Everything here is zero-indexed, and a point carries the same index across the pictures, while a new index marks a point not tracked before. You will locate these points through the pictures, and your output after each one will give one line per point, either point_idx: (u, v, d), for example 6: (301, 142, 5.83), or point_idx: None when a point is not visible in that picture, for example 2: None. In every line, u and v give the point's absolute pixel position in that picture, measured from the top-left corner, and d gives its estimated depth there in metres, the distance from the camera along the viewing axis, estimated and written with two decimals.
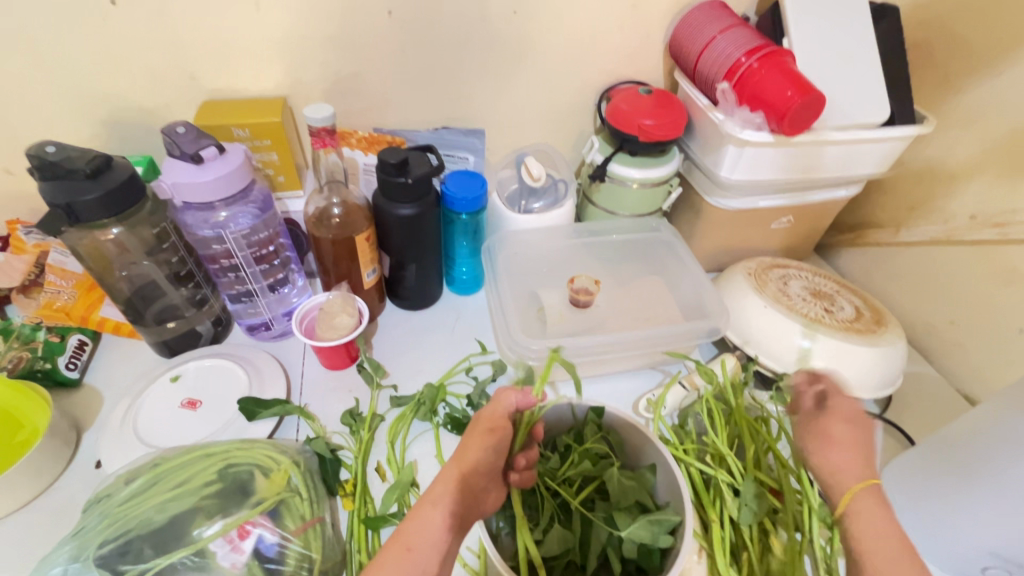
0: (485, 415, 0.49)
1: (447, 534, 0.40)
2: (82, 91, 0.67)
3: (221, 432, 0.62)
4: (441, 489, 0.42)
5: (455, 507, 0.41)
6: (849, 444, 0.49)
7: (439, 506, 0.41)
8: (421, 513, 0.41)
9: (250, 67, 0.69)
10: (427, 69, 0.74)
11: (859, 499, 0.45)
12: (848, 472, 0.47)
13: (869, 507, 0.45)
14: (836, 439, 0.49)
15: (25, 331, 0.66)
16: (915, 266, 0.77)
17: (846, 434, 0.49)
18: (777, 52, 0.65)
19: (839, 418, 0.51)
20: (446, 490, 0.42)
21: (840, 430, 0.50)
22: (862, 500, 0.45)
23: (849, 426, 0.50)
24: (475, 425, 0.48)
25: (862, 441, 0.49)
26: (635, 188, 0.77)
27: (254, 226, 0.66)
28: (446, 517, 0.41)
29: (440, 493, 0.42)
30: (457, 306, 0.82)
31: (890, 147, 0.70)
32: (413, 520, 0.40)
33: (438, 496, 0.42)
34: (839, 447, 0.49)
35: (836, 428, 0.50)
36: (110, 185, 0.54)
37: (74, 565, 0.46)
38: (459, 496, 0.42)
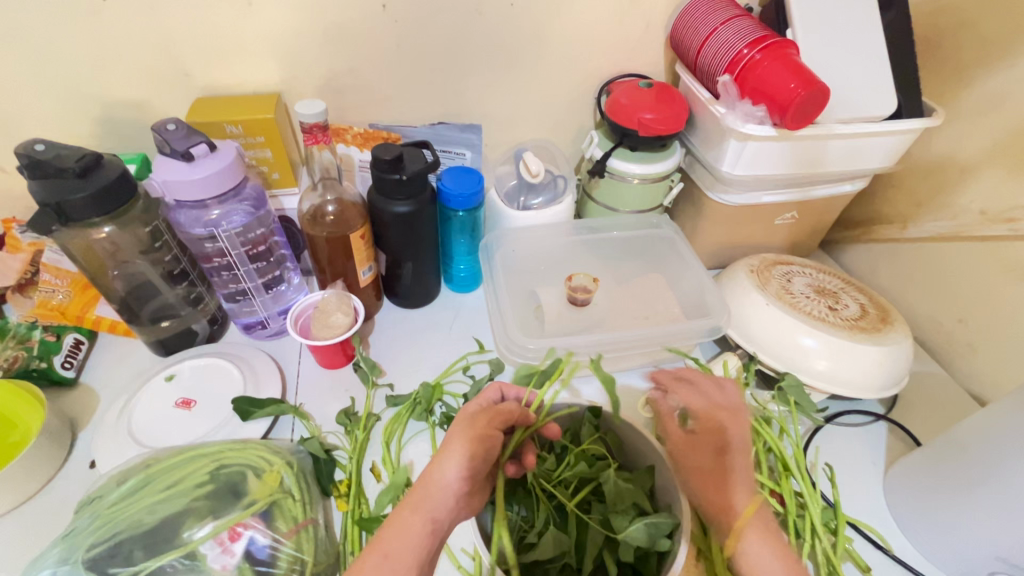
0: (481, 419, 0.47)
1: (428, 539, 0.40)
2: (74, 88, 0.67)
3: (215, 431, 0.62)
4: (428, 494, 0.41)
5: (439, 513, 0.41)
6: (717, 477, 0.48)
7: (422, 513, 0.40)
8: (399, 520, 0.40)
9: (243, 63, 0.68)
10: (423, 64, 0.72)
11: (744, 535, 0.44)
12: (727, 507, 0.46)
13: (756, 544, 0.44)
14: (718, 474, 0.47)
15: (21, 330, 0.66)
16: (923, 263, 0.76)
17: (713, 468, 0.48)
18: (780, 43, 0.63)
19: (706, 452, 0.49)
20: (432, 497, 0.41)
21: (707, 464, 0.49)
22: (746, 538, 0.44)
23: (723, 455, 0.49)
24: (471, 424, 0.47)
25: (730, 468, 0.47)
26: (636, 184, 0.76)
27: (248, 223, 0.65)
28: (429, 524, 0.40)
29: (431, 497, 0.41)
30: (455, 304, 0.81)
31: (897, 141, 0.68)
32: (393, 527, 0.40)
33: (418, 502, 0.41)
34: (718, 479, 0.47)
35: (705, 462, 0.49)
36: (100, 184, 0.54)
37: (63, 567, 0.45)
38: (452, 499, 0.42)
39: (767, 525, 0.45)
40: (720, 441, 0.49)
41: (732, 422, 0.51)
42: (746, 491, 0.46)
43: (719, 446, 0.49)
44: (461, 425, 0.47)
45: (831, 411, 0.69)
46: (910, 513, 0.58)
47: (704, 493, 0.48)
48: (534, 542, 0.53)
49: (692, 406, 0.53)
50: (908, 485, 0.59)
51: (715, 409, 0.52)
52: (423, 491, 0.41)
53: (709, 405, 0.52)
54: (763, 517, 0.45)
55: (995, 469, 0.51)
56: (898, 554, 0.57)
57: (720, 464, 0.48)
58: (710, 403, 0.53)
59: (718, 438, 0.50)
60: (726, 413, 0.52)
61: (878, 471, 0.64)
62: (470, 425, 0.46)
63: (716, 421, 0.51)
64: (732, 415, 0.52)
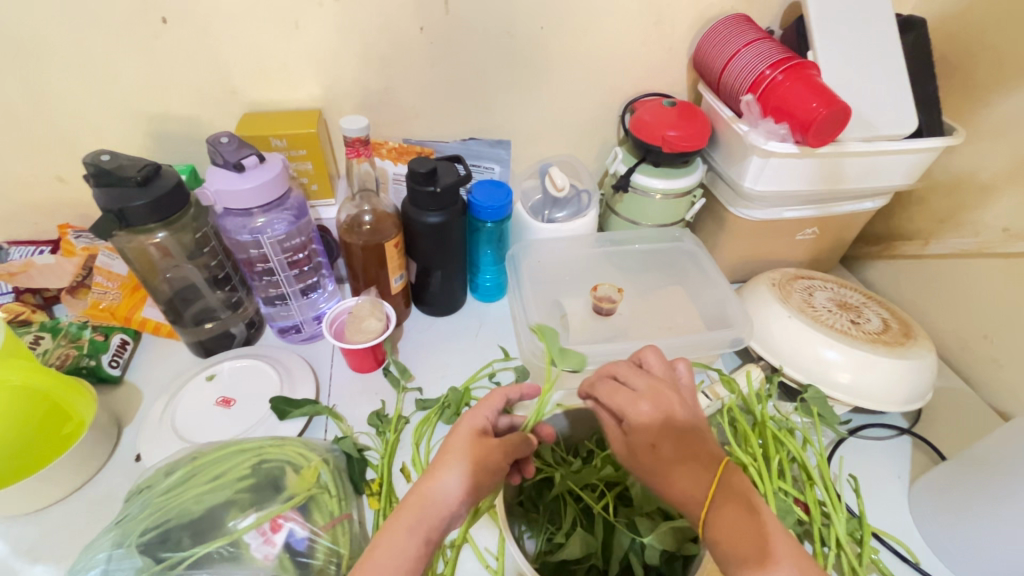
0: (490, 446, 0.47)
1: (419, 557, 0.41)
2: (131, 104, 0.72)
3: (253, 430, 0.64)
4: (425, 512, 0.43)
5: (432, 535, 0.42)
6: (668, 468, 0.43)
7: (416, 535, 0.42)
8: (391, 534, 0.42)
9: (289, 81, 0.73)
10: (456, 83, 0.76)
11: (714, 523, 0.40)
12: (691, 497, 0.42)
13: (738, 539, 0.40)
14: (665, 467, 0.43)
15: (73, 329, 0.71)
16: (946, 279, 0.76)
17: (661, 462, 0.43)
18: (801, 65, 0.66)
19: (644, 447, 0.44)
20: (427, 515, 0.42)
21: (652, 463, 0.44)
22: (717, 522, 0.40)
23: (649, 449, 0.44)
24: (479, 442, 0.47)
25: (675, 457, 0.43)
26: (658, 199, 0.78)
27: (289, 232, 0.69)
28: (421, 544, 0.42)
29: (427, 512, 0.43)
30: (481, 312, 0.84)
31: (920, 159, 0.70)
32: (382, 546, 0.41)
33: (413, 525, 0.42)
34: (675, 471, 0.43)
35: (650, 461, 0.44)
36: (158, 192, 0.58)
37: (117, 551, 0.48)
38: (448, 516, 0.43)
39: (735, 498, 0.42)
40: (652, 433, 0.44)
41: (675, 406, 0.46)
42: (700, 474, 0.42)
43: (652, 440, 0.44)
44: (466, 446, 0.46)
45: (854, 424, 0.69)
46: (939, 528, 0.58)
47: (665, 487, 0.43)
48: (561, 543, 0.54)
49: (619, 410, 0.46)
50: (932, 500, 0.59)
51: (630, 404, 0.46)
52: (417, 510, 0.43)
53: (631, 399, 0.46)
54: (732, 495, 0.42)
55: (1016, 480, 0.51)
56: (924, 567, 0.57)
57: (662, 455, 0.43)
58: (631, 396, 0.46)
59: (652, 431, 0.44)
60: (651, 401, 0.46)
61: (902, 484, 0.64)
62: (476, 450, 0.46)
63: (647, 413, 0.45)
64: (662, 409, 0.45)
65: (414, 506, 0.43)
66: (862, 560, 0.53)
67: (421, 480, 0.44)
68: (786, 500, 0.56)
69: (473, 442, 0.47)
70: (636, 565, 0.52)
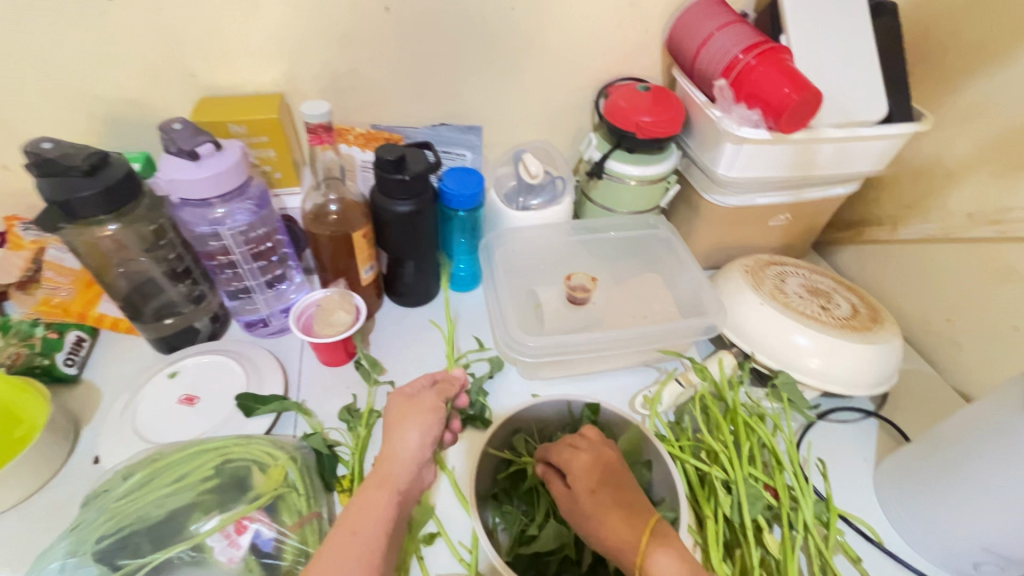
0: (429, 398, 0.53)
1: (393, 507, 0.47)
2: (79, 88, 0.67)
3: (218, 428, 0.62)
4: (388, 470, 0.48)
5: (402, 485, 0.48)
6: (607, 515, 0.46)
7: (385, 488, 0.47)
8: (365, 498, 0.46)
9: (248, 64, 0.69)
10: (424, 66, 0.74)
11: (652, 560, 0.43)
12: (624, 542, 0.45)
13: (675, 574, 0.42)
14: (601, 513, 0.47)
15: (23, 327, 0.66)
16: (912, 264, 0.78)
17: (599, 507, 0.47)
18: (773, 49, 0.65)
19: (585, 494, 0.48)
20: (394, 469, 0.48)
21: (591, 507, 0.47)
22: (653, 555, 0.43)
23: (589, 496, 0.48)
24: (413, 399, 0.53)
25: (614, 501, 0.47)
26: (633, 185, 0.78)
27: (251, 222, 0.66)
28: (393, 495, 0.47)
29: (394, 469, 0.48)
30: (455, 303, 0.82)
31: (889, 145, 0.70)
32: (360, 504, 0.46)
33: (382, 478, 0.48)
34: (611, 515, 0.46)
35: (589, 506, 0.47)
36: (108, 182, 0.55)
37: (71, 560, 0.46)
38: (414, 467, 0.49)
39: (668, 538, 0.44)
40: (591, 479, 0.49)
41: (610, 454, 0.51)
42: (631, 517, 0.46)
43: (592, 485, 0.48)
44: (402, 406, 0.52)
45: (824, 408, 0.71)
46: (900, 509, 0.60)
47: (598, 535, 0.46)
48: (534, 535, 0.54)
49: (561, 460, 0.51)
50: (895, 480, 0.61)
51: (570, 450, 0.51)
52: (385, 468, 0.48)
53: (572, 453, 0.51)
54: (665, 538, 0.45)
55: (972, 466, 0.53)
56: (888, 547, 0.59)
57: (602, 501, 0.47)
58: (572, 449, 0.51)
59: (593, 477, 0.49)
60: (590, 452, 0.51)
61: (869, 468, 0.65)
62: (420, 404, 0.52)
63: (586, 464, 0.50)
64: (596, 453, 0.51)
65: (386, 464, 0.48)
66: (829, 543, 0.54)
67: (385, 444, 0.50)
68: (756, 486, 0.56)
69: (408, 402, 0.53)
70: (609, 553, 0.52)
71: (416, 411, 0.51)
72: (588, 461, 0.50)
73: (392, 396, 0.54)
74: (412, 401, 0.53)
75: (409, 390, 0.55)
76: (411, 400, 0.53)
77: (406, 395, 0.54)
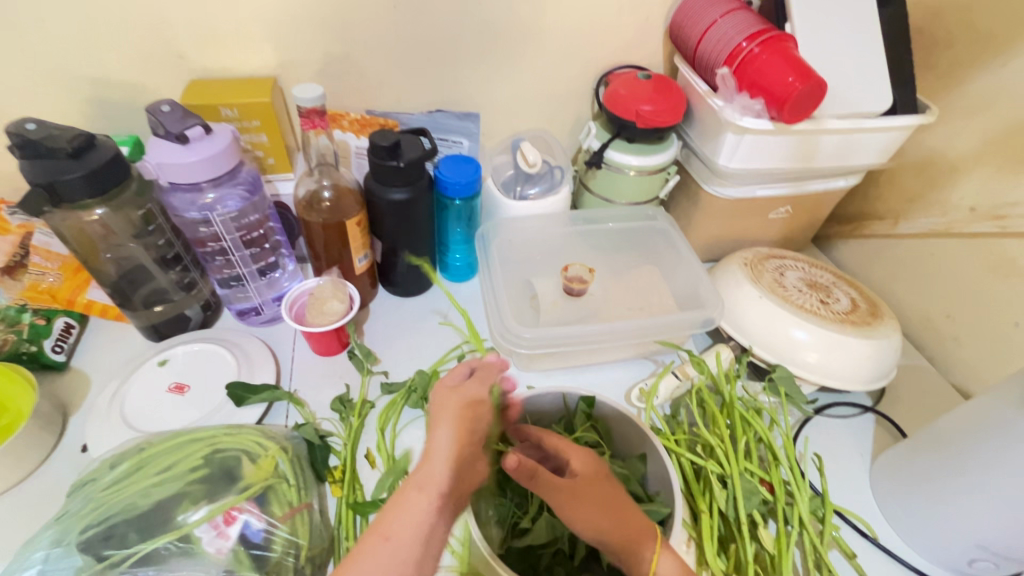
0: (470, 394, 0.48)
1: (433, 515, 0.40)
2: (65, 69, 0.66)
3: (208, 417, 0.61)
4: (428, 471, 0.42)
5: (446, 488, 0.41)
6: (599, 505, 0.45)
7: (426, 491, 0.41)
8: (402, 500, 0.41)
9: (239, 46, 0.67)
10: (421, 51, 0.72)
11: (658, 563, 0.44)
12: (619, 536, 0.44)
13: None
14: (592, 510, 0.44)
15: (10, 313, 0.65)
16: (912, 259, 0.77)
17: (594, 499, 0.45)
18: (778, 37, 0.64)
19: (581, 485, 0.45)
20: (433, 471, 0.42)
21: (585, 498, 0.44)
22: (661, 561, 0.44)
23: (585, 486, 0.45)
24: (455, 390, 0.48)
25: (605, 499, 0.45)
26: (633, 175, 0.76)
27: (242, 208, 0.65)
28: (433, 500, 0.41)
29: (429, 470, 0.42)
30: (450, 293, 0.81)
31: (893, 137, 0.69)
32: (394, 509, 0.40)
33: (421, 481, 0.41)
34: (605, 506, 0.45)
35: (584, 496, 0.44)
36: (94, 165, 0.53)
37: (56, 550, 0.45)
38: (454, 469, 0.43)
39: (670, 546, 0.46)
40: (587, 473, 0.47)
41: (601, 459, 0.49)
42: (626, 517, 0.45)
43: (587, 477, 0.46)
44: (451, 404, 0.46)
45: (821, 403, 0.70)
46: (896, 505, 0.59)
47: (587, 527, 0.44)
48: (527, 528, 0.54)
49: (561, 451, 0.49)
50: (891, 476, 0.61)
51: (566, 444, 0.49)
52: (425, 468, 0.42)
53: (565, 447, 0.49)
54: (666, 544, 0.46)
55: (970, 463, 0.52)
56: (882, 542, 0.59)
57: (597, 496, 0.45)
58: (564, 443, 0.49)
59: (587, 472, 0.47)
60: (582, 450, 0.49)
61: (864, 463, 0.65)
62: (461, 399, 0.47)
63: (580, 459, 0.48)
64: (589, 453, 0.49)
65: (428, 463, 0.42)
66: (824, 537, 0.54)
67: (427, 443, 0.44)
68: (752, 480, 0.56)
69: (457, 401, 0.47)
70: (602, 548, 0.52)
71: (465, 411, 0.46)
72: (584, 456, 0.48)
73: (433, 391, 0.49)
74: (462, 396, 0.47)
75: (451, 384, 0.49)
76: (462, 396, 0.47)
77: (450, 388, 0.48)
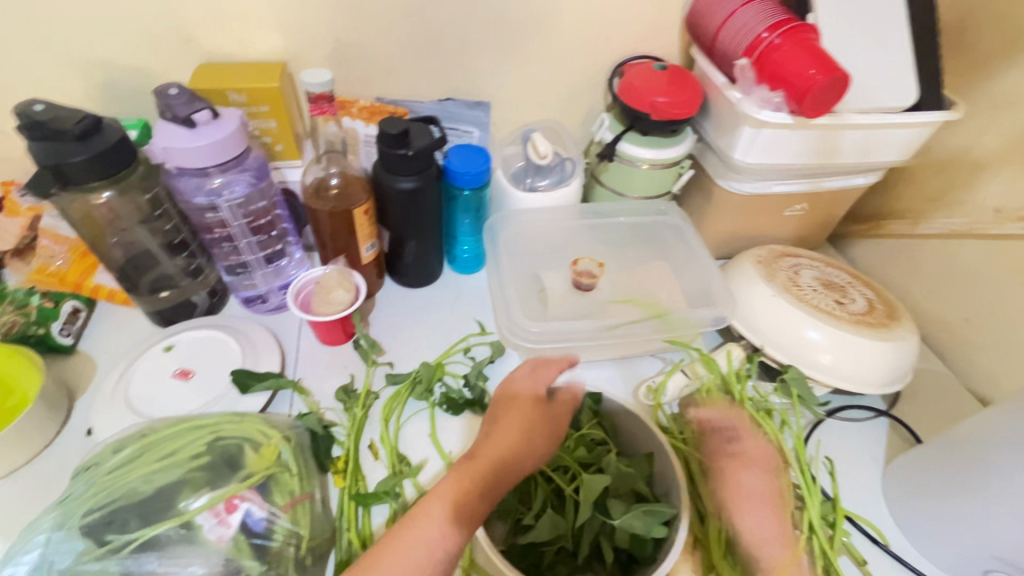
0: (539, 402, 0.50)
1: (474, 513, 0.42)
2: (74, 50, 0.65)
3: (213, 404, 0.61)
4: (486, 470, 0.44)
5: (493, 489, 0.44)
6: (771, 501, 0.54)
7: (475, 487, 0.43)
8: (422, 518, 0.41)
9: (249, 30, 0.67)
10: (432, 37, 0.71)
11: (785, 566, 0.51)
12: (771, 535, 0.52)
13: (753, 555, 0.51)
14: (749, 496, 0.54)
15: (19, 295, 0.65)
16: (931, 260, 0.75)
17: (759, 489, 0.55)
18: (800, 28, 0.62)
19: (753, 477, 0.56)
20: (488, 473, 0.44)
21: (758, 487, 0.55)
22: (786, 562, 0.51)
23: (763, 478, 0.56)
24: (532, 400, 0.50)
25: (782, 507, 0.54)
26: (645, 169, 0.75)
27: (249, 194, 0.64)
28: (479, 498, 0.42)
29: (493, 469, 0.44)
30: (457, 285, 0.80)
31: (917, 134, 0.66)
32: (420, 519, 0.41)
33: (445, 494, 0.42)
34: (753, 505, 0.54)
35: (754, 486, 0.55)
36: (101, 147, 0.53)
37: (57, 533, 0.45)
38: (511, 475, 0.45)
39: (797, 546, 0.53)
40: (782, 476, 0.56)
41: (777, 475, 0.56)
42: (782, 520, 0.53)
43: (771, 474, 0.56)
44: (524, 411, 0.49)
45: (834, 406, 0.68)
46: (909, 511, 0.58)
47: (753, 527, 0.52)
48: (529, 525, 0.53)
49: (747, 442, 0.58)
50: (905, 481, 0.59)
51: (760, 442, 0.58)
52: (482, 465, 0.44)
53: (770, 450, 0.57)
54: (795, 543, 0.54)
55: (989, 470, 0.50)
56: (893, 549, 0.58)
57: (762, 496, 0.54)
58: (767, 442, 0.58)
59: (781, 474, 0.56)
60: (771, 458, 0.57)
61: (876, 467, 0.63)
62: (533, 409, 0.49)
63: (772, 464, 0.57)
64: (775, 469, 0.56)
65: (482, 463, 0.44)
66: (834, 544, 0.53)
67: (493, 444, 0.46)
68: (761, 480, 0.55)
69: (532, 405, 0.49)
70: (606, 548, 0.51)
71: (531, 418, 0.48)
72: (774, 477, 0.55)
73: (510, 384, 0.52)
74: (537, 403, 0.50)
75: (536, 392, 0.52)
76: (537, 402, 0.50)
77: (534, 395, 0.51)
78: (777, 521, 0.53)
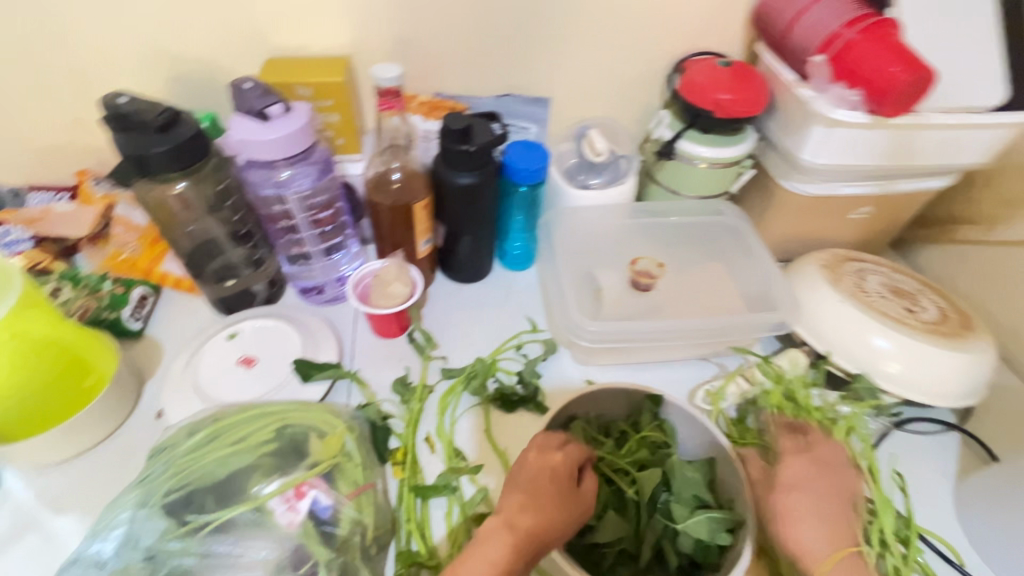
0: (547, 455, 0.49)
1: None
2: (150, 44, 0.67)
3: (276, 392, 0.63)
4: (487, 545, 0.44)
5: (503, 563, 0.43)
6: (814, 510, 0.51)
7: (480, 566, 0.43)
8: None
9: (316, 25, 0.68)
10: (494, 33, 0.70)
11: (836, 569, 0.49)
12: (817, 542, 0.50)
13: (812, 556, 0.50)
14: (791, 513, 0.52)
15: (93, 280, 0.68)
16: (1009, 269, 0.71)
17: (797, 501, 0.52)
18: (880, 23, 0.60)
19: (790, 487, 0.53)
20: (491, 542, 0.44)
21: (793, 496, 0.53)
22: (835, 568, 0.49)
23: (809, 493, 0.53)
24: (539, 454, 0.49)
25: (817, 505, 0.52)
26: (702, 168, 0.73)
27: (315, 187, 0.66)
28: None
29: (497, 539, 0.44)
30: (508, 281, 0.80)
31: (1001, 135, 0.63)
32: None
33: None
34: (805, 510, 0.52)
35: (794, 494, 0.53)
36: (180, 139, 0.54)
37: (140, 511, 0.47)
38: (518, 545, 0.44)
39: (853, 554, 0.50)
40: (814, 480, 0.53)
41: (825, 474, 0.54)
42: (833, 524, 0.51)
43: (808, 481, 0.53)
44: (529, 467, 0.49)
45: (903, 416, 0.66)
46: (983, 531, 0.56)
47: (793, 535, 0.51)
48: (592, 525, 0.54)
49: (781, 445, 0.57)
50: None
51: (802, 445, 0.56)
52: (485, 541, 0.44)
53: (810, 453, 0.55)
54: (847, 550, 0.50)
55: None
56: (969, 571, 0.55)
57: (805, 501, 0.52)
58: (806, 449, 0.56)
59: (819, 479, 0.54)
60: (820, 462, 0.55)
61: (946, 482, 0.61)
62: (538, 464, 0.48)
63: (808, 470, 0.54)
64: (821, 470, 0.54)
65: (486, 537, 0.44)
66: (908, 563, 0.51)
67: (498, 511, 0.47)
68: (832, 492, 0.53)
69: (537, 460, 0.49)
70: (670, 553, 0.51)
71: (537, 476, 0.48)
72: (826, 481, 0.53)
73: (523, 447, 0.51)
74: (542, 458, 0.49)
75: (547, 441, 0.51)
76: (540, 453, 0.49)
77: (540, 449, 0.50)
78: (829, 528, 0.51)
